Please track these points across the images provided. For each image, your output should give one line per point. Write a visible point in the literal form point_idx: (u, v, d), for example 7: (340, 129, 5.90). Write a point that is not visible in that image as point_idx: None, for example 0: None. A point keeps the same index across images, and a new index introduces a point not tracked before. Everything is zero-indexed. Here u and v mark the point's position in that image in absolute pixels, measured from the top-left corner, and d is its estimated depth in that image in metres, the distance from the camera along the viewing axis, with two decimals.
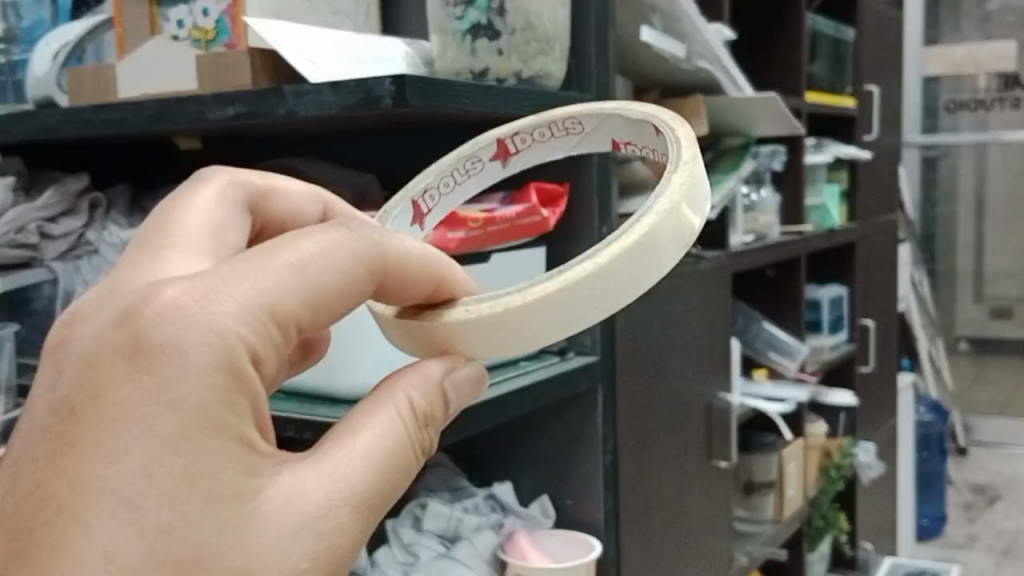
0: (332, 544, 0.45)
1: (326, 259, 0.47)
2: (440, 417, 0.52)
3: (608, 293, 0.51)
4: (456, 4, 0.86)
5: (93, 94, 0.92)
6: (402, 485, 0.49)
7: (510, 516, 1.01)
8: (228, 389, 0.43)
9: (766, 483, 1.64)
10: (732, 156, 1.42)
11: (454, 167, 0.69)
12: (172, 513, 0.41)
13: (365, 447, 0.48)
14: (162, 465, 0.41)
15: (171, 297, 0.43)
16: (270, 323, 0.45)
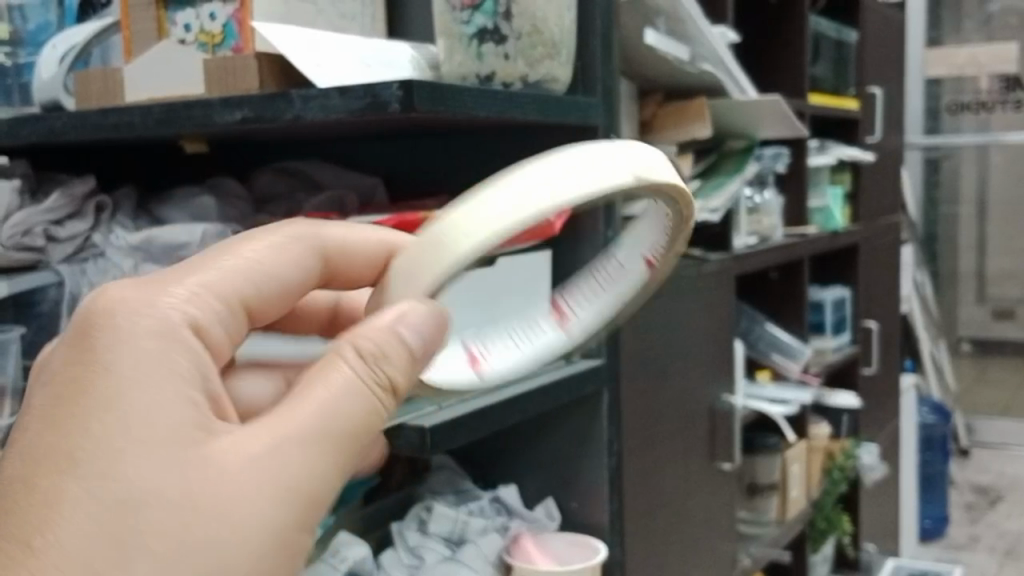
0: (282, 478, 0.48)
1: (271, 253, 0.55)
2: (391, 361, 0.50)
3: (551, 192, 0.47)
4: (462, 9, 0.86)
5: (102, 96, 0.93)
6: (363, 429, 0.50)
7: (515, 519, 1.01)
8: (168, 354, 0.48)
9: (769, 485, 1.65)
10: (733, 159, 1.42)
11: (518, 338, 0.67)
12: (112, 467, 0.44)
13: (315, 394, 0.50)
14: (104, 426, 0.45)
15: (113, 295, 0.49)
16: (215, 302, 0.51)
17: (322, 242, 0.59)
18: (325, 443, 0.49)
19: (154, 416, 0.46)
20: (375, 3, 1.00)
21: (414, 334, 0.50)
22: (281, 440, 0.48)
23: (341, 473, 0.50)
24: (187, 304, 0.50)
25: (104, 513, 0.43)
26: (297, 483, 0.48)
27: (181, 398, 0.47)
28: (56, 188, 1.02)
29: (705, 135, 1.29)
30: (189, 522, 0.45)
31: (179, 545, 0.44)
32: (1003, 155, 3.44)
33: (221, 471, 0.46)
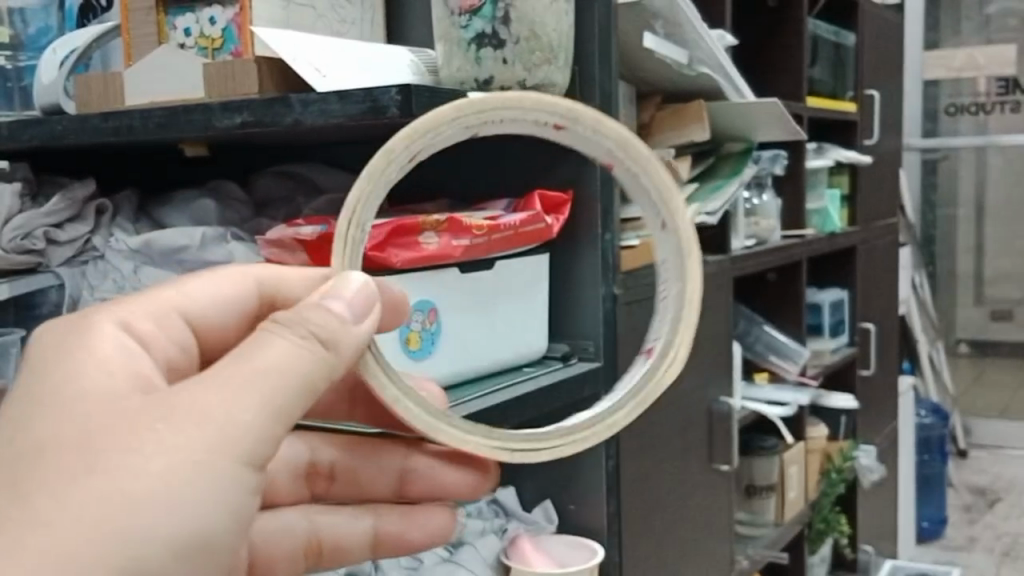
0: (213, 429, 0.46)
1: (205, 286, 0.58)
2: (325, 329, 0.50)
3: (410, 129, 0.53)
4: (461, 13, 0.88)
5: (102, 100, 0.93)
6: (304, 378, 0.49)
7: (513, 521, 1.02)
8: (94, 343, 0.51)
9: (767, 487, 1.66)
10: (732, 162, 1.43)
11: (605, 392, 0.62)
12: (28, 429, 0.46)
13: (242, 352, 0.49)
14: (26, 404, 0.47)
15: (56, 321, 0.53)
16: (152, 312, 0.55)
17: (256, 274, 0.59)
18: (247, 388, 0.47)
19: (73, 385, 0.48)
20: (375, 7, 1.01)
21: (345, 305, 0.51)
22: (199, 388, 0.48)
23: (275, 420, 0.48)
24: (122, 316, 0.54)
25: (14, 466, 0.44)
26: (216, 422, 0.46)
27: (104, 371, 0.49)
28: (57, 192, 1.02)
29: (701, 137, 1.29)
30: (92, 458, 0.44)
31: (81, 480, 0.43)
32: (1001, 156, 3.45)
33: (129, 415, 0.46)
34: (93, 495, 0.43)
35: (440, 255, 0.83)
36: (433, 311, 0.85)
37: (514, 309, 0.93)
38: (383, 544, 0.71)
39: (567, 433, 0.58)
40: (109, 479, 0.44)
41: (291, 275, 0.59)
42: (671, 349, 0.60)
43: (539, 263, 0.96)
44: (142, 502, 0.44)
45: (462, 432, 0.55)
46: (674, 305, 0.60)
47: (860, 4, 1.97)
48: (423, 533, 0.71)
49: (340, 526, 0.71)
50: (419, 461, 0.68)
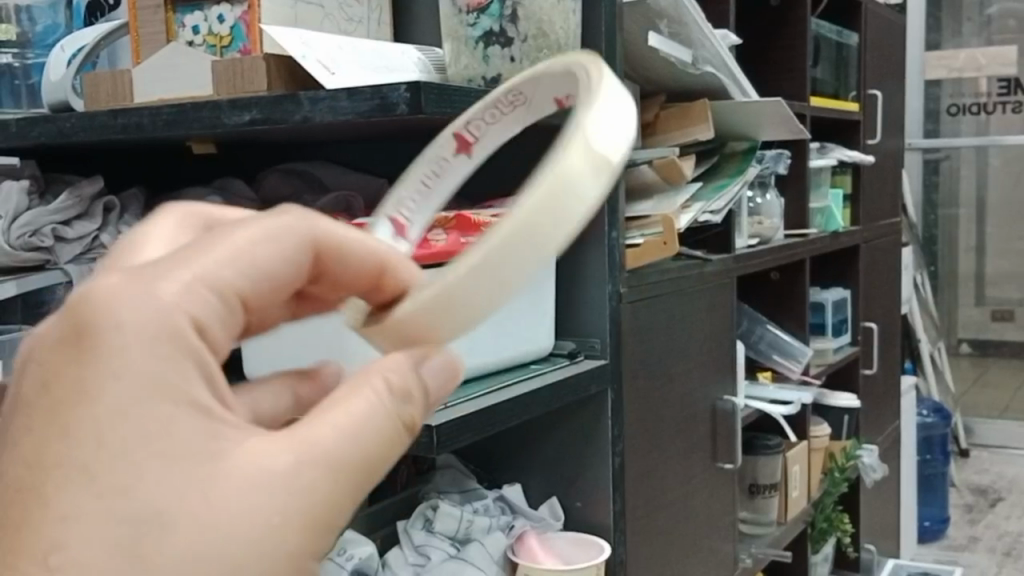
0: (314, 507, 0.43)
1: (268, 260, 0.45)
2: (418, 402, 0.47)
3: (544, 233, 0.45)
4: (469, 12, 0.89)
5: (111, 98, 0.93)
6: (386, 454, 0.46)
7: (520, 518, 1.02)
8: (173, 366, 0.41)
9: (771, 485, 1.65)
10: (736, 160, 1.42)
11: (422, 175, 0.62)
12: (123, 483, 0.39)
13: (338, 418, 0.45)
14: (105, 439, 0.39)
15: (111, 288, 0.41)
16: (215, 302, 0.43)
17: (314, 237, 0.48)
18: (346, 467, 0.44)
19: (166, 430, 0.40)
20: (382, 6, 1.00)
21: (430, 372, 0.48)
22: (301, 461, 0.43)
23: (358, 492, 0.45)
24: (193, 310, 0.42)
25: (108, 514, 0.38)
26: (319, 498, 0.43)
27: (191, 408, 0.41)
28: (65, 189, 1.03)
29: (706, 137, 1.29)
30: (211, 535, 0.40)
31: (201, 561, 0.39)
32: (1002, 157, 3.45)
33: (236, 485, 0.41)
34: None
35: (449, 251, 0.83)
36: None
37: (521, 309, 0.93)
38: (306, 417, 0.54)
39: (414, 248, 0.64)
40: (227, 562, 0.40)
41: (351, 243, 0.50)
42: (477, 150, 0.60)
43: (547, 261, 0.96)
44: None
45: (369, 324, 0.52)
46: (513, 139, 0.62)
47: (863, 5, 1.98)
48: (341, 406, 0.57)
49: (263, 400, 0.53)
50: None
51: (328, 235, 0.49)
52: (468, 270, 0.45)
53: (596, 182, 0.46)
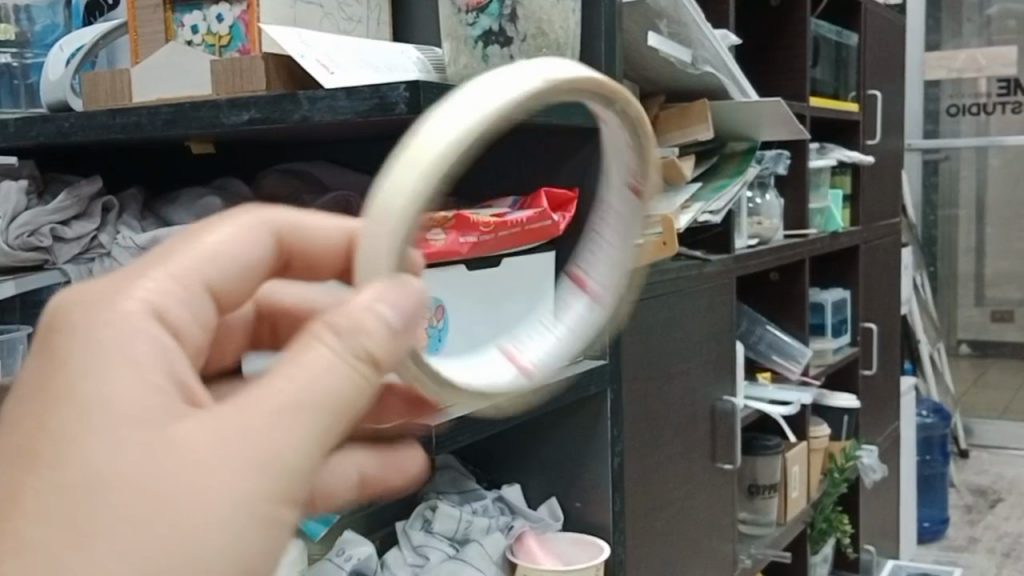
0: (273, 464, 0.41)
1: (228, 248, 0.50)
2: (374, 343, 0.43)
3: (477, 95, 0.41)
4: (468, 12, 0.89)
5: (110, 98, 0.93)
6: (348, 401, 0.43)
7: (519, 518, 1.01)
8: (127, 343, 0.42)
9: (770, 486, 1.65)
10: (736, 160, 1.41)
11: (552, 324, 0.69)
12: (70, 454, 0.39)
13: (286, 368, 0.42)
14: (57, 416, 0.40)
15: (78, 291, 0.44)
16: (178, 293, 0.46)
17: (274, 225, 0.53)
18: (299, 415, 0.42)
19: (112, 398, 0.40)
20: (382, 6, 1.00)
21: (393, 313, 0.42)
22: (257, 415, 0.42)
23: (323, 448, 0.43)
24: (151, 295, 0.45)
25: (70, 494, 0.39)
26: (270, 454, 0.41)
27: (142, 379, 0.42)
28: (63, 189, 1.03)
29: (705, 137, 1.29)
30: (151, 494, 0.39)
31: (142, 520, 0.39)
32: (1002, 157, 3.45)
33: (182, 446, 0.40)
34: (155, 539, 0.39)
35: (449, 252, 0.83)
36: (439, 308, 0.84)
37: None
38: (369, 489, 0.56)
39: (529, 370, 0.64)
40: (173, 523, 0.39)
41: (315, 230, 0.54)
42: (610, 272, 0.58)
43: (546, 260, 0.96)
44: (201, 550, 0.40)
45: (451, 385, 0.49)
46: (620, 256, 0.65)
47: (863, 5, 1.98)
48: (404, 478, 0.58)
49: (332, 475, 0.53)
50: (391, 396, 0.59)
51: (289, 223, 0.53)
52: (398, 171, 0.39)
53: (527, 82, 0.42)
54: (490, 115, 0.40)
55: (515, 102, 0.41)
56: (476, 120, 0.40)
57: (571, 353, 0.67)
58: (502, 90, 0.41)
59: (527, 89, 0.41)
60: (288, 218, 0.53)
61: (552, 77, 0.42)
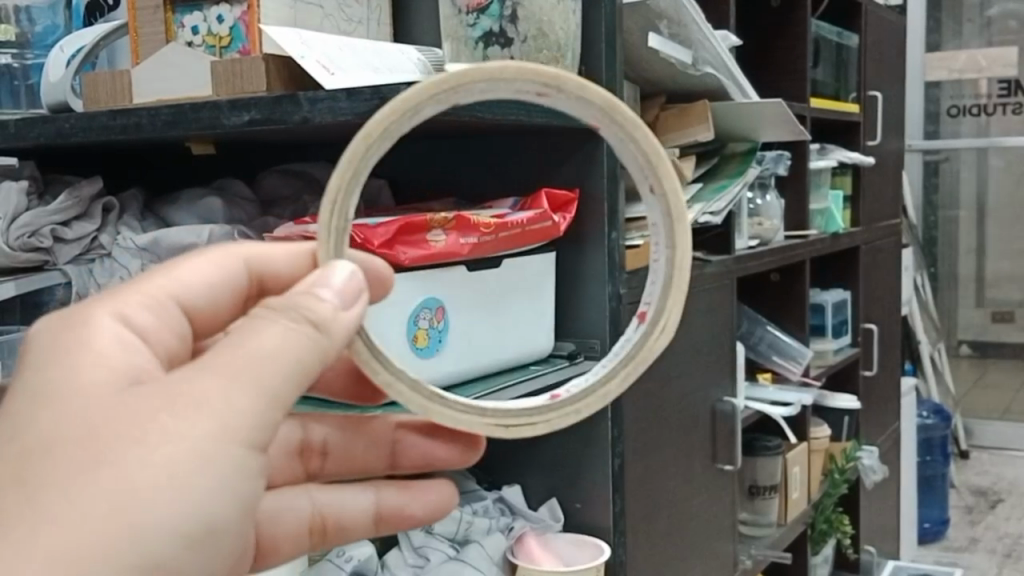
0: (226, 423, 0.43)
1: (198, 275, 0.53)
2: (323, 316, 0.46)
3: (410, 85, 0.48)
4: (469, 13, 0.89)
5: (110, 98, 0.93)
6: (299, 359, 0.45)
7: (519, 519, 1.01)
8: (91, 339, 0.46)
9: (771, 487, 1.65)
10: (736, 161, 1.41)
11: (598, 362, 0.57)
12: (31, 426, 0.42)
13: (238, 334, 0.45)
14: (20, 401, 0.43)
15: (55, 311, 0.48)
16: (147, 301, 0.50)
17: (243, 256, 0.55)
18: (248, 372, 0.44)
19: (78, 378, 0.43)
20: (381, 7, 1.00)
21: (334, 295, 0.47)
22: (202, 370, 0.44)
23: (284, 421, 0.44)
24: (118, 307, 0.49)
25: (31, 455, 0.41)
26: (221, 408, 0.43)
27: (102, 363, 0.44)
28: (63, 190, 1.03)
29: (705, 138, 1.29)
30: (99, 449, 0.41)
31: (88, 473, 0.40)
32: (1002, 158, 3.45)
33: (133, 407, 0.42)
34: (100, 488, 0.40)
35: (449, 253, 0.83)
36: (440, 309, 0.85)
37: (521, 309, 0.93)
38: (386, 520, 0.66)
39: (558, 404, 0.54)
40: (120, 474, 0.40)
41: (276, 250, 0.55)
42: (663, 313, 0.55)
43: (546, 261, 0.96)
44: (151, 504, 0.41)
45: (457, 411, 0.52)
46: (664, 271, 0.54)
47: (863, 6, 1.98)
48: (425, 508, 0.67)
49: (347, 504, 0.66)
50: (408, 433, 0.66)
51: (258, 254, 0.55)
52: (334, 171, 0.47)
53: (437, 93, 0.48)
54: (410, 102, 0.47)
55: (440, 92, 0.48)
56: (396, 106, 0.47)
57: (612, 396, 0.55)
58: (427, 79, 0.47)
59: (458, 77, 0.47)
60: (253, 251, 0.55)
61: (490, 72, 0.48)
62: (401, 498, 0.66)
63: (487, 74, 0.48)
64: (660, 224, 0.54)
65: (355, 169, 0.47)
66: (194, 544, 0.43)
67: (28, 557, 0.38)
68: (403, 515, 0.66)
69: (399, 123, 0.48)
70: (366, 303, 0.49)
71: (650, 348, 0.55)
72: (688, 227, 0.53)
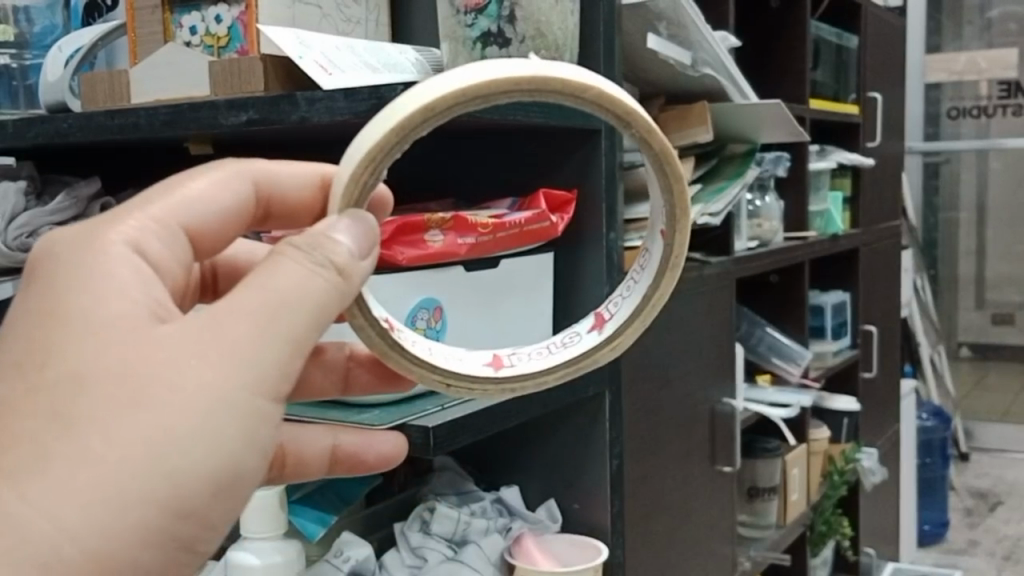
0: (237, 383, 0.46)
1: (207, 189, 0.55)
2: (350, 267, 0.48)
3: (491, 69, 0.48)
4: (467, 13, 0.89)
5: (108, 98, 0.93)
6: (321, 303, 0.47)
7: (517, 520, 1.01)
8: (111, 267, 0.47)
9: (770, 488, 1.65)
10: (736, 162, 1.41)
11: (550, 344, 0.62)
12: (50, 362, 0.44)
13: (264, 278, 0.47)
14: (48, 326, 0.45)
15: (60, 233, 0.49)
16: (158, 228, 0.51)
17: (254, 176, 0.58)
18: (258, 345, 0.46)
19: (97, 310, 0.45)
20: (380, 6, 1.00)
21: (348, 237, 0.48)
22: (218, 324, 0.46)
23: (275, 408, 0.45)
24: (131, 232, 0.50)
25: (54, 396, 0.43)
26: (252, 360, 0.46)
27: (124, 295, 0.46)
28: (62, 190, 1.04)
29: (705, 139, 1.29)
30: (134, 392, 0.44)
31: (126, 418, 0.43)
32: (1002, 160, 3.45)
33: (158, 349, 0.45)
34: (139, 434, 0.43)
35: (446, 254, 0.83)
36: (438, 309, 0.85)
37: (520, 308, 0.94)
38: (340, 462, 0.68)
39: (500, 379, 0.58)
40: (152, 421, 0.44)
41: (286, 177, 0.59)
42: (620, 333, 0.60)
43: (544, 261, 0.96)
44: (183, 453, 0.44)
45: (409, 361, 0.56)
46: (640, 296, 0.60)
47: (863, 7, 1.98)
48: (378, 455, 0.70)
49: (308, 443, 0.67)
50: (358, 368, 0.70)
51: (267, 176, 0.59)
52: (376, 129, 0.48)
53: (505, 91, 0.48)
54: (487, 89, 0.48)
55: (517, 88, 0.48)
56: (465, 91, 0.48)
57: (553, 381, 0.60)
58: (511, 72, 0.48)
59: (538, 79, 0.49)
60: (263, 170, 0.59)
61: (565, 79, 0.49)
62: (359, 442, 0.69)
63: (564, 82, 0.49)
64: (656, 259, 0.58)
65: (401, 134, 0.48)
66: (220, 494, 0.46)
67: (71, 501, 0.42)
68: (356, 459, 0.69)
69: (463, 104, 0.48)
70: (374, 255, 0.50)
71: (601, 354, 0.60)
72: (676, 277, 0.58)
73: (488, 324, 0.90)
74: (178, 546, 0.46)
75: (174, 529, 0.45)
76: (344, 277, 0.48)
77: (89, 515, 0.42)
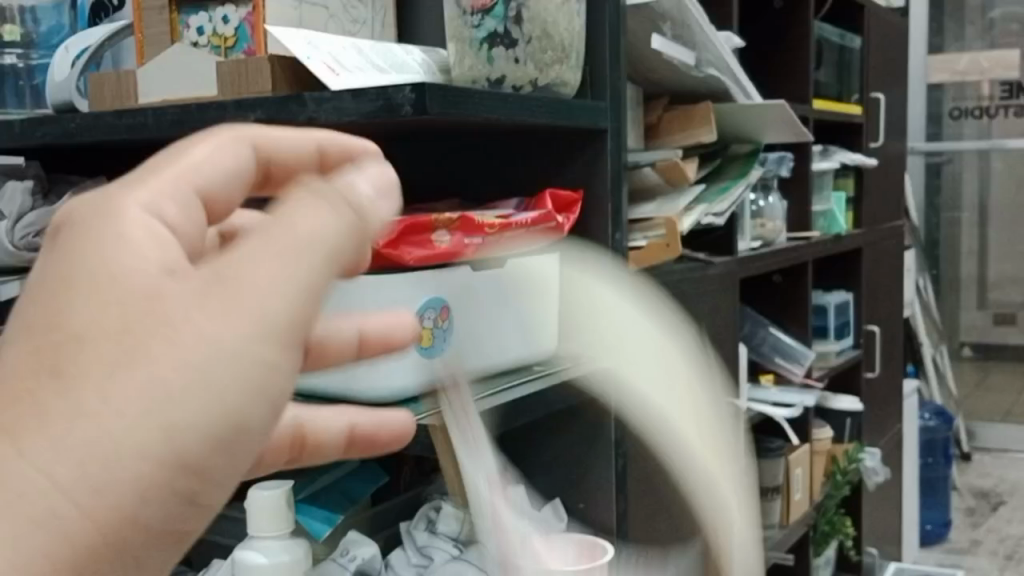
0: (257, 333, 0.39)
1: (213, 155, 0.46)
2: (367, 223, 0.44)
3: None
4: (473, 13, 0.88)
5: (115, 99, 0.93)
6: (339, 248, 0.42)
7: (523, 519, 1.01)
8: (122, 229, 0.40)
9: (775, 488, 1.64)
10: (739, 162, 1.42)
11: None
12: (51, 325, 0.38)
13: (281, 220, 0.41)
14: (58, 295, 0.38)
15: (69, 210, 0.42)
16: (170, 195, 0.43)
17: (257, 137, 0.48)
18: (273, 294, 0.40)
19: (110, 271, 0.39)
20: (385, 9, 1.01)
21: (368, 190, 0.45)
22: (232, 271, 0.39)
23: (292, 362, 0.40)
24: (146, 200, 0.42)
25: (51, 358, 0.37)
26: (270, 310, 0.40)
27: (137, 257, 0.39)
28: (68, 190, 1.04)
29: (708, 139, 1.29)
30: (135, 344, 0.37)
31: (125, 369, 0.37)
32: (1004, 161, 3.47)
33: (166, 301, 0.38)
34: (138, 383, 0.37)
35: (452, 254, 0.83)
36: (445, 309, 0.84)
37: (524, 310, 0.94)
38: (356, 443, 0.64)
39: None
40: (155, 373, 0.37)
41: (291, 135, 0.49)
42: None
43: (549, 261, 0.97)
44: (190, 413, 0.38)
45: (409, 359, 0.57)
46: None
47: (867, 8, 1.98)
48: (394, 433, 0.66)
49: (322, 423, 0.62)
50: None
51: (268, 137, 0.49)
52: None
53: None
54: None
55: None
56: None
57: None
58: None
59: None
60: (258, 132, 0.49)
61: None
62: (375, 422, 0.65)
63: None
64: None
65: None
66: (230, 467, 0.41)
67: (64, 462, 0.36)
68: (371, 441, 0.64)
69: None
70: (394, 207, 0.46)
71: None
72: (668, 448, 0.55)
73: (494, 322, 0.90)
74: (181, 501, 0.38)
75: (181, 484, 0.38)
76: (363, 225, 0.43)
77: (86, 473, 0.36)
